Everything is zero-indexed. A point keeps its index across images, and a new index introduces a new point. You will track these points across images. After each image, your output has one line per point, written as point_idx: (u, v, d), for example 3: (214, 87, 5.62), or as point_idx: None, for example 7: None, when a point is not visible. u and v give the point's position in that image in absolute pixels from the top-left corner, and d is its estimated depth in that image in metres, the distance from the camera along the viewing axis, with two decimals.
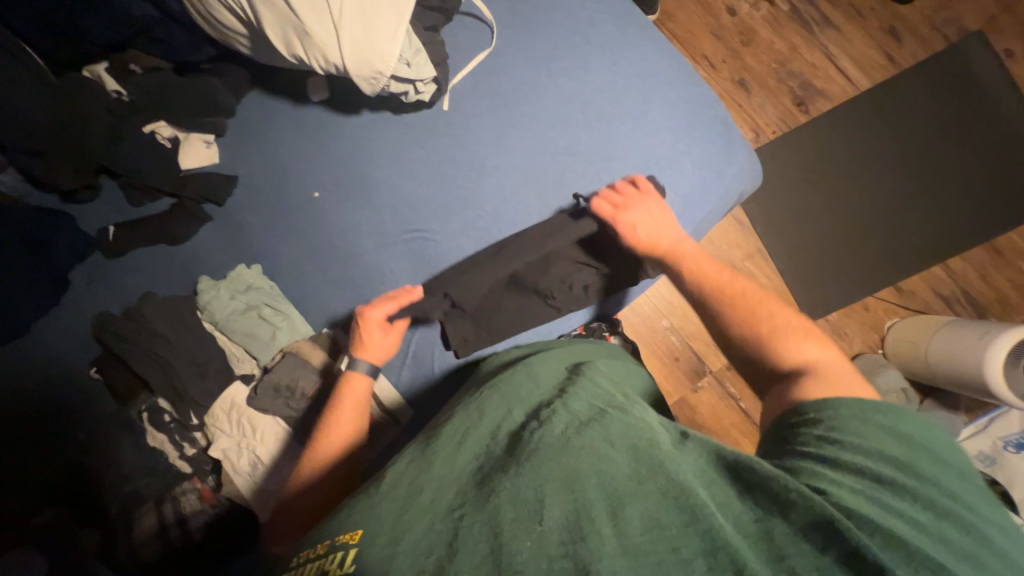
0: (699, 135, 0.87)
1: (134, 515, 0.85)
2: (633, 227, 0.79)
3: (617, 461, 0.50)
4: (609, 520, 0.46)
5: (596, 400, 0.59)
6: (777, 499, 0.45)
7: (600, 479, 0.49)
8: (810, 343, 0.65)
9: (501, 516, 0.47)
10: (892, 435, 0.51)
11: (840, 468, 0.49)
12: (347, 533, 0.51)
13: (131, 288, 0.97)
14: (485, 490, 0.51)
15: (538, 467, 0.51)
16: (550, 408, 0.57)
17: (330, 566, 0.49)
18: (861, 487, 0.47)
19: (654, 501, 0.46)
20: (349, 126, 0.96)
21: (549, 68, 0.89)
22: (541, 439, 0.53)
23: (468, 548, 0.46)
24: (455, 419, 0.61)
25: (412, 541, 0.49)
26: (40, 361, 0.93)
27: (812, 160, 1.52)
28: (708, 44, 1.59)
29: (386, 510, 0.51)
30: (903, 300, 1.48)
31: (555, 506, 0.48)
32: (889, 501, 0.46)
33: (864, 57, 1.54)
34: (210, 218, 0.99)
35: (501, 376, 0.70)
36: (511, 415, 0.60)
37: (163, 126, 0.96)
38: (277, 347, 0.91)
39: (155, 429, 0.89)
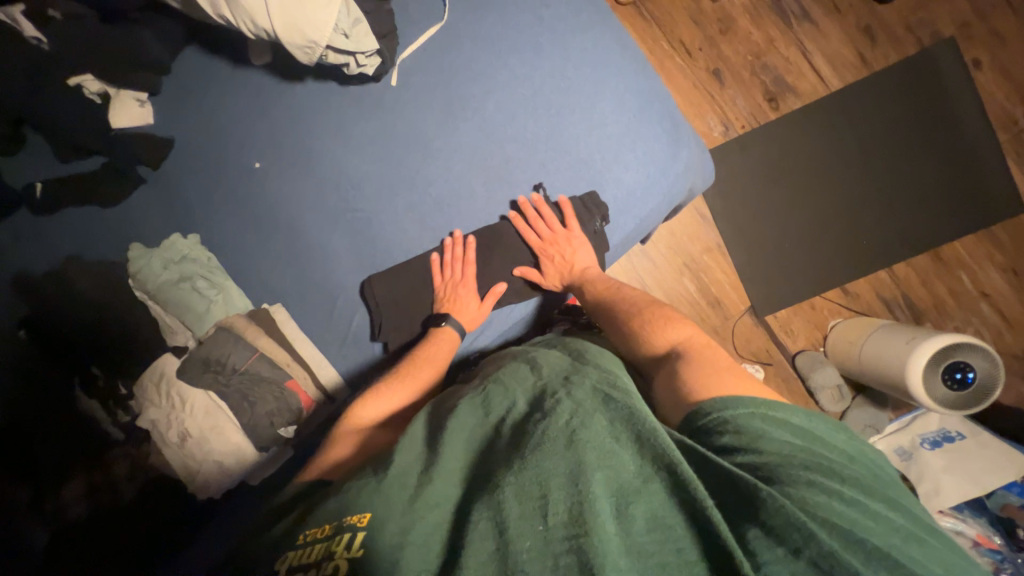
0: (646, 131, 0.86)
1: (62, 479, 0.83)
2: (550, 267, 0.89)
3: (620, 454, 0.51)
4: (613, 517, 0.47)
5: (600, 385, 0.60)
6: (748, 498, 0.46)
7: (605, 476, 0.50)
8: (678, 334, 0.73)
9: (508, 511, 0.49)
10: (786, 427, 0.54)
11: (763, 458, 0.50)
12: (354, 517, 0.53)
13: (57, 249, 0.92)
14: (492, 485, 0.53)
15: (542, 463, 0.51)
16: (554, 399, 0.58)
17: (337, 547, 0.52)
18: (807, 473, 0.49)
19: (659, 500, 0.48)
20: (292, 94, 0.92)
21: (501, 48, 0.86)
22: (546, 431, 0.54)
23: (475, 545, 0.48)
24: (461, 413, 0.65)
25: (422, 534, 0.52)
26: None
27: (775, 158, 1.54)
28: (686, 30, 1.55)
29: (396, 498, 0.54)
30: (847, 301, 1.53)
31: (560, 500, 0.48)
32: (838, 491, 0.48)
33: (837, 55, 1.53)
34: (144, 180, 0.95)
35: (505, 370, 0.73)
36: (516, 407, 0.62)
37: (90, 79, 0.89)
38: (211, 320, 0.89)
39: (88, 395, 0.87)
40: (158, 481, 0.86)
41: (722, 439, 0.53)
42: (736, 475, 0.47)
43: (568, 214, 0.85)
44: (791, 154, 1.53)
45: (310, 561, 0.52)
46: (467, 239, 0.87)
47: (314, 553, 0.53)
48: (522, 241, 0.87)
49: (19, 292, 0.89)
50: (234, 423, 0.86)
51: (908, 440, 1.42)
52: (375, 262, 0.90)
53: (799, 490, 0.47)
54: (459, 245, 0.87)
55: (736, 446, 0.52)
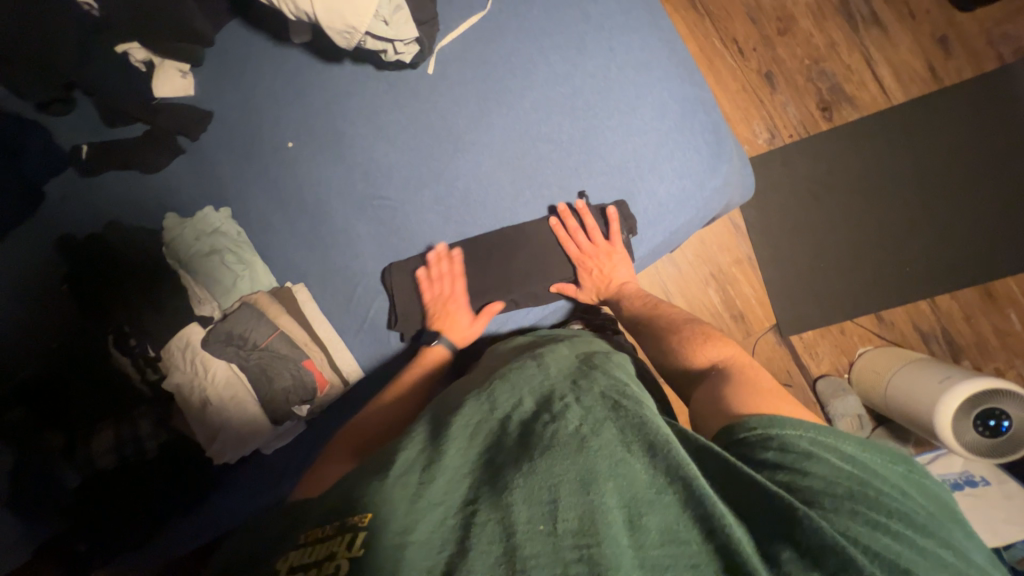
0: (687, 142, 0.82)
1: (92, 428, 0.88)
2: (589, 278, 0.88)
3: (633, 465, 0.52)
4: (625, 527, 0.48)
5: (609, 392, 0.62)
6: (785, 519, 0.45)
7: (618, 486, 0.50)
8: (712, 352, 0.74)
9: (517, 513, 0.49)
10: (829, 449, 0.52)
11: (805, 480, 0.49)
12: (358, 515, 0.51)
13: (99, 211, 0.96)
14: (499, 486, 0.52)
15: (553, 466, 0.52)
16: (563, 401, 0.59)
17: (339, 547, 0.49)
18: (847, 501, 0.47)
19: (675, 514, 0.48)
20: (330, 76, 0.91)
21: (543, 44, 0.83)
22: (556, 434, 0.55)
23: (480, 546, 0.48)
24: (466, 410, 0.63)
25: (426, 531, 0.50)
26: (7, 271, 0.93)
27: (822, 172, 1.46)
28: (742, 28, 1.47)
29: (398, 497, 0.52)
30: (881, 329, 1.46)
31: (571, 506, 0.49)
32: (881, 519, 0.46)
33: (905, 66, 1.42)
34: (182, 151, 0.98)
35: (511, 368, 0.72)
36: (522, 404, 0.62)
37: (136, 47, 0.91)
38: (238, 294, 0.92)
39: (120, 353, 0.89)
40: (179, 440, 0.91)
41: (765, 455, 0.53)
42: (772, 496, 0.47)
43: (614, 228, 0.83)
44: (840, 169, 1.44)
45: (309, 562, 0.48)
46: (451, 255, 0.87)
47: (314, 554, 0.49)
48: (563, 251, 0.86)
49: (60, 250, 0.93)
50: (254, 395, 0.89)
51: None
52: (398, 252, 0.91)
53: (840, 517, 0.46)
54: (444, 261, 0.87)
55: (777, 464, 0.51)
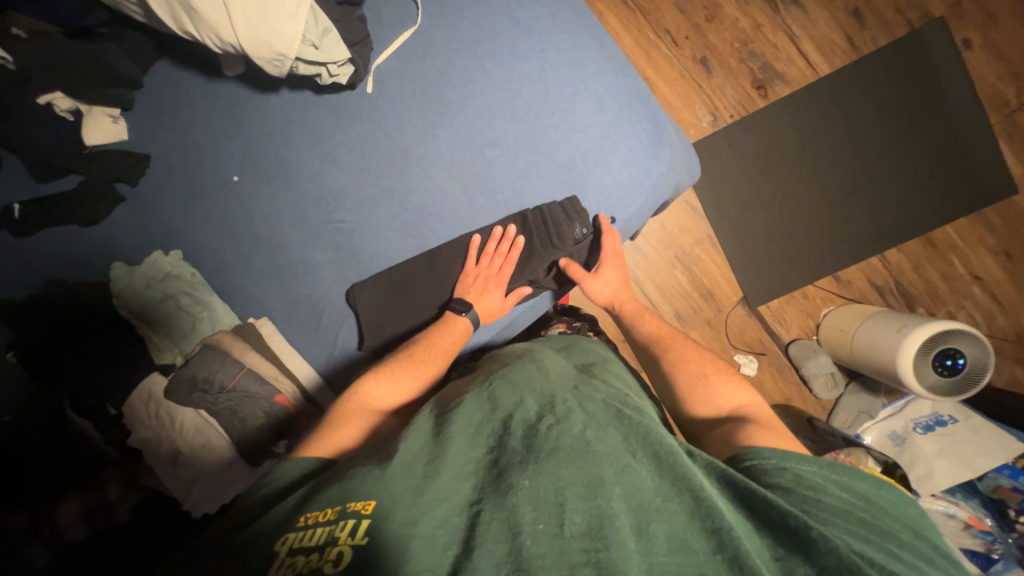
0: (628, 133, 0.84)
1: (55, 502, 0.83)
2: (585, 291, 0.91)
3: (639, 473, 0.55)
4: (633, 533, 0.49)
5: (611, 403, 0.66)
6: (797, 537, 0.49)
7: (625, 491, 0.52)
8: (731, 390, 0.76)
9: (523, 515, 0.50)
10: (827, 479, 0.57)
11: (818, 504, 0.53)
12: (359, 503, 0.52)
13: (40, 272, 0.92)
14: (503, 486, 0.53)
15: (559, 468, 0.54)
16: (566, 408, 0.62)
17: (341, 532, 0.51)
18: (845, 522, 0.51)
19: (681, 523, 0.50)
20: (267, 106, 0.90)
21: (477, 51, 0.84)
22: (561, 438, 0.57)
23: (484, 545, 0.48)
24: (467, 410, 0.65)
25: (427, 527, 0.51)
26: None
27: (765, 148, 1.52)
28: (672, 18, 1.52)
29: (401, 488, 0.53)
30: (840, 289, 1.54)
31: (580, 512, 0.50)
32: (879, 541, 0.50)
33: (825, 40, 1.50)
34: (122, 198, 0.94)
35: (511, 368, 0.74)
36: (524, 404, 0.64)
37: (60, 97, 0.87)
38: (197, 337, 0.89)
39: (77, 416, 0.87)
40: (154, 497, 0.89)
41: (772, 479, 0.57)
42: (785, 513, 0.50)
43: (608, 249, 0.86)
44: (782, 144, 1.51)
45: (314, 545, 0.50)
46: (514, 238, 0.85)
47: (316, 536, 0.51)
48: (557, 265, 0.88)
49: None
50: (227, 438, 0.86)
51: (902, 425, 1.43)
52: (359, 272, 0.90)
53: (839, 532, 0.50)
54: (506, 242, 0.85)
55: (789, 489, 0.55)
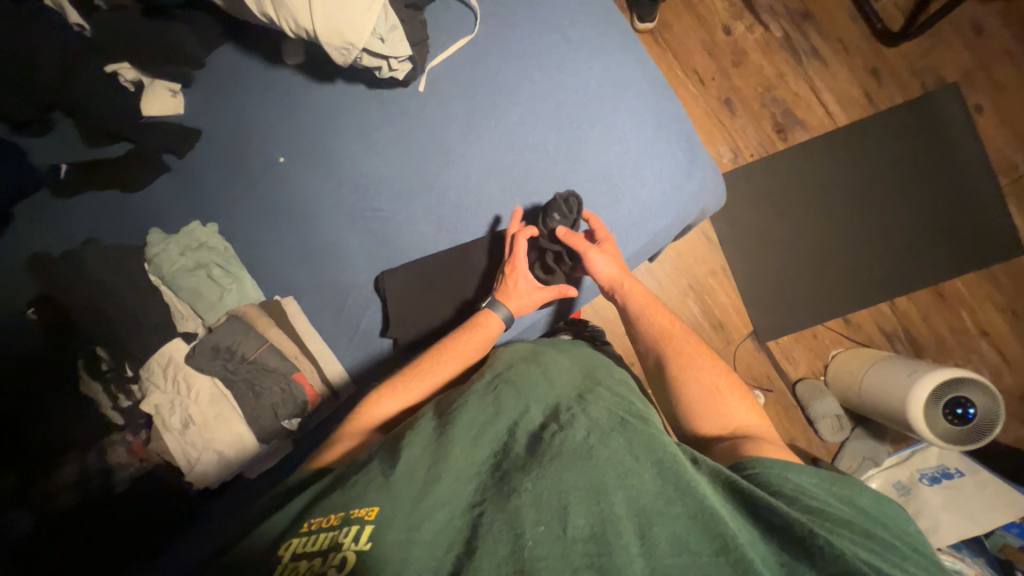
0: (665, 150, 0.87)
1: (55, 461, 0.82)
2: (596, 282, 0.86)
3: (642, 476, 0.55)
4: (635, 537, 0.49)
5: (615, 410, 0.66)
6: (802, 543, 0.49)
7: (627, 495, 0.53)
8: (735, 404, 0.75)
9: (525, 518, 0.50)
10: (829, 493, 0.57)
11: (822, 513, 0.54)
12: (362, 510, 0.53)
13: (76, 232, 0.95)
14: (506, 490, 0.54)
15: (563, 473, 0.54)
16: (570, 414, 0.63)
17: (343, 539, 0.51)
18: (848, 535, 0.51)
19: (680, 524, 0.50)
20: (320, 95, 0.94)
21: (527, 63, 0.89)
22: (564, 443, 0.58)
23: (486, 547, 0.49)
24: (471, 408, 0.65)
25: (427, 531, 0.52)
26: None
27: (781, 189, 1.57)
28: (700, 60, 1.60)
29: (403, 494, 0.54)
30: (850, 332, 1.55)
31: (582, 515, 0.51)
32: (885, 554, 0.51)
33: (845, 93, 1.57)
34: (168, 169, 0.98)
35: (515, 370, 0.75)
36: (528, 413, 0.65)
37: (127, 68, 0.92)
38: (222, 308, 0.89)
39: (90, 378, 0.86)
40: (155, 467, 0.86)
41: (778, 488, 0.58)
42: (787, 520, 0.50)
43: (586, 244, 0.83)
44: (796, 185, 1.57)
45: (315, 551, 0.51)
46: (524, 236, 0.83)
47: (317, 542, 0.51)
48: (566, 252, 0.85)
49: (34, 272, 0.91)
50: (239, 412, 0.86)
51: (908, 475, 1.42)
52: (390, 259, 0.91)
53: (845, 540, 0.50)
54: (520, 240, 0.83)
55: (794, 498, 0.56)
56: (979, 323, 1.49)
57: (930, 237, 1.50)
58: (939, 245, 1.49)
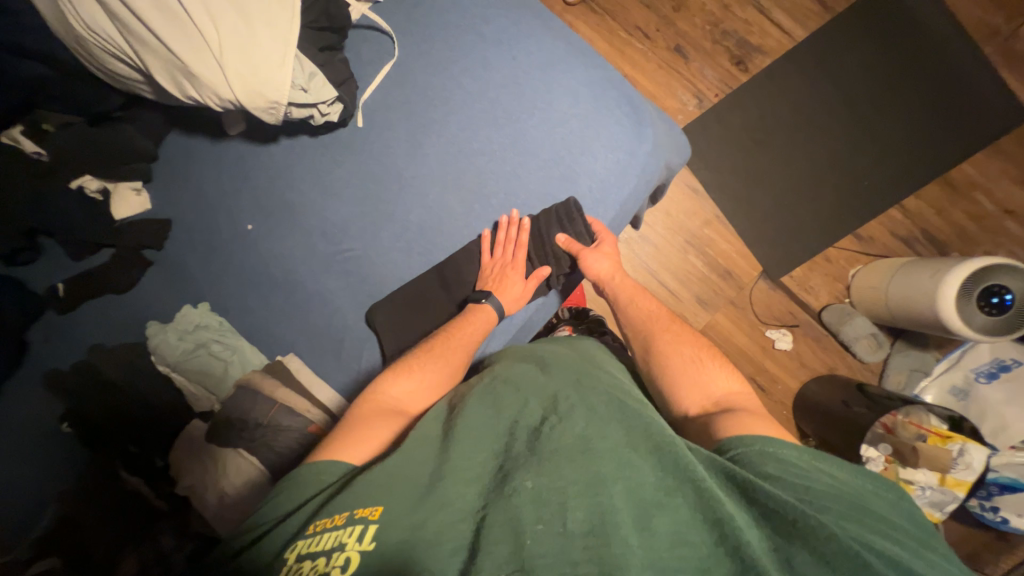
0: (609, 118, 0.85)
1: (116, 559, 0.86)
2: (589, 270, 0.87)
3: (642, 467, 0.59)
4: (635, 530, 0.52)
5: (614, 396, 0.71)
6: (794, 525, 0.50)
7: (627, 487, 0.56)
8: (722, 374, 0.77)
9: (525, 517, 0.54)
10: (823, 468, 0.58)
11: (804, 486, 0.55)
12: (365, 510, 0.56)
13: (83, 339, 0.99)
14: (506, 485, 0.58)
15: (562, 468, 0.59)
16: (570, 409, 0.67)
17: (348, 537, 0.54)
18: (851, 514, 0.52)
19: (680, 514, 0.54)
20: (268, 155, 0.96)
21: (453, 70, 0.89)
22: (562, 437, 0.63)
23: (487, 549, 0.52)
24: (473, 410, 0.70)
25: (432, 528, 0.55)
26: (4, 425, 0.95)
27: (756, 121, 1.51)
28: (640, 15, 1.56)
29: (405, 497, 0.58)
30: (862, 246, 1.49)
31: (582, 511, 0.54)
32: (871, 523, 0.52)
33: (795, 7, 1.52)
34: (150, 262, 1.01)
35: (514, 369, 0.79)
36: (530, 411, 0.70)
37: (90, 179, 0.96)
38: (230, 379, 0.93)
39: (128, 474, 0.90)
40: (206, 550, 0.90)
41: (765, 466, 0.58)
42: (782, 504, 0.52)
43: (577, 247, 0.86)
44: (771, 112, 1.51)
45: (320, 551, 0.54)
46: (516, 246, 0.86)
47: (323, 542, 0.54)
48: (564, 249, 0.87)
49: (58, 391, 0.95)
50: (265, 474, 0.87)
51: (962, 377, 1.35)
52: (373, 294, 0.92)
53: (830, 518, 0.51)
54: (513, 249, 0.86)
55: (782, 477, 0.56)
56: (1003, 203, 1.39)
57: (921, 129, 1.42)
58: (934, 135, 1.42)
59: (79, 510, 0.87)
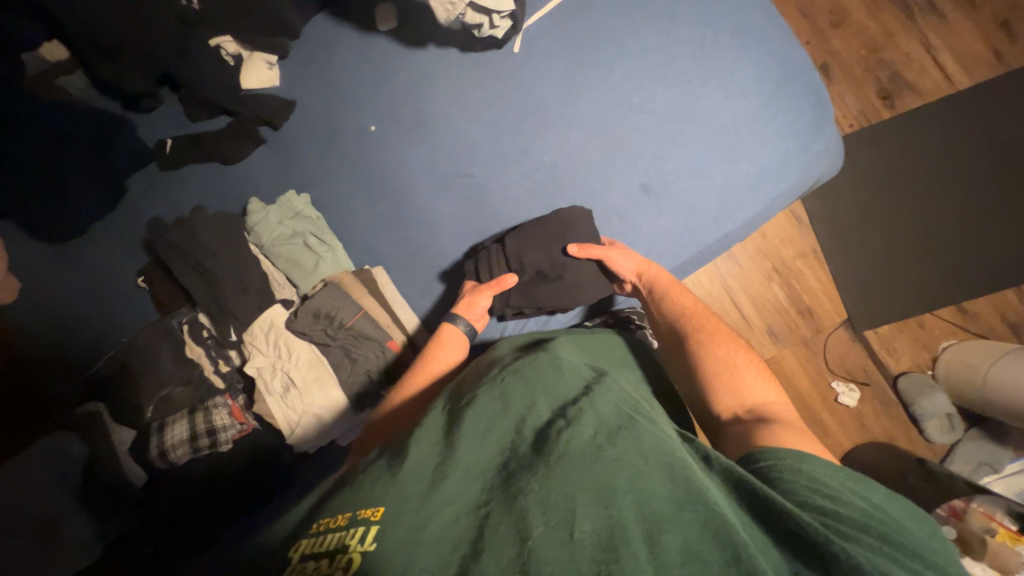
0: (789, 104, 0.79)
1: (169, 420, 0.92)
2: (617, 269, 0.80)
3: (653, 478, 0.47)
4: (645, 547, 0.41)
5: (625, 402, 0.57)
6: (818, 555, 0.41)
7: (637, 499, 0.45)
8: (755, 386, 0.66)
9: (531, 521, 0.43)
10: (859, 494, 0.48)
11: (837, 509, 0.45)
12: (368, 509, 0.47)
13: (184, 201, 1.00)
14: (510, 491, 0.47)
15: (568, 474, 0.47)
16: (578, 408, 0.54)
17: (350, 541, 0.45)
18: (881, 545, 0.43)
19: (696, 532, 0.42)
20: (413, 60, 0.92)
21: (632, 15, 0.83)
22: (569, 441, 0.50)
23: (490, 553, 0.42)
24: (478, 401, 0.57)
25: (435, 532, 0.45)
26: (107, 262, 1.03)
27: (889, 163, 1.40)
28: (794, 22, 1.45)
29: (410, 494, 0.48)
30: (964, 321, 1.40)
31: (590, 516, 0.43)
32: (905, 561, 0.42)
33: (969, 52, 1.39)
34: (264, 141, 0.98)
35: (523, 360, 0.66)
36: (536, 407, 0.57)
37: (229, 41, 0.96)
38: (319, 276, 0.90)
39: (193, 342, 0.95)
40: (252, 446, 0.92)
41: (791, 484, 0.49)
42: (803, 528, 0.42)
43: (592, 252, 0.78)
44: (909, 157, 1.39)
45: (323, 550, 0.46)
46: (500, 282, 0.80)
47: (327, 542, 0.46)
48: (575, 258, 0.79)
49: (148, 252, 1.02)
50: (336, 381, 0.84)
51: None
52: (481, 229, 0.88)
53: (865, 552, 0.41)
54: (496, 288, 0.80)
55: (805, 500, 0.46)
56: None
57: None
58: None
59: (155, 357, 0.94)
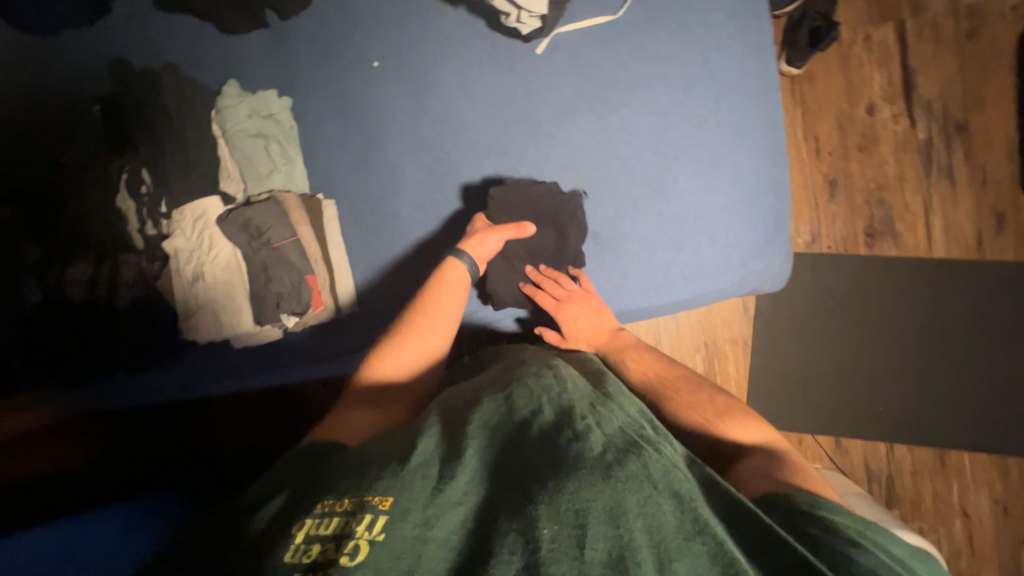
0: (748, 218, 0.85)
1: (74, 255, 0.83)
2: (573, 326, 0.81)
3: (661, 503, 0.48)
4: (652, 567, 0.43)
5: (631, 426, 0.58)
6: None
7: (646, 524, 0.46)
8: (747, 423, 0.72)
9: (542, 530, 0.44)
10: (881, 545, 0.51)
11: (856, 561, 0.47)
12: (378, 497, 0.46)
13: (160, 49, 0.94)
14: (523, 498, 0.47)
15: (581, 489, 0.47)
16: (587, 422, 0.55)
17: (357, 527, 0.43)
18: None
19: (702, 563, 0.44)
20: (441, 12, 0.89)
21: (654, 68, 0.85)
22: (580, 455, 0.51)
23: (500, 554, 0.43)
24: (484, 407, 0.59)
25: (443, 531, 0.45)
26: (34, 63, 0.91)
27: (842, 293, 1.47)
28: (828, 128, 1.45)
29: (418, 490, 0.47)
30: (837, 454, 1.46)
31: (597, 536, 0.44)
32: None
33: (956, 225, 1.45)
34: (266, 25, 0.93)
35: (529, 369, 0.68)
36: (543, 414, 0.58)
37: None
38: (268, 185, 0.89)
39: (127, 194, 0.85)
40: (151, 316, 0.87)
41: (810, 526, 0.52)
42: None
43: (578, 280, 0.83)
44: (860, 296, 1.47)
45: (327, 535, 0.44)
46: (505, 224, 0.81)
47: (333, 526, 0.45)
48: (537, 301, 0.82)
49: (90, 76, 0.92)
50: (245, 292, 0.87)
51: None
52: (440, 208, 0.90)
53: None
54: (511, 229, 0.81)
55: (818, 536, 0.50)
56: (965, 505, 1.42)
57: (960, 398, 1.45)
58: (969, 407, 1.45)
59: (82, 189, 0.84)
